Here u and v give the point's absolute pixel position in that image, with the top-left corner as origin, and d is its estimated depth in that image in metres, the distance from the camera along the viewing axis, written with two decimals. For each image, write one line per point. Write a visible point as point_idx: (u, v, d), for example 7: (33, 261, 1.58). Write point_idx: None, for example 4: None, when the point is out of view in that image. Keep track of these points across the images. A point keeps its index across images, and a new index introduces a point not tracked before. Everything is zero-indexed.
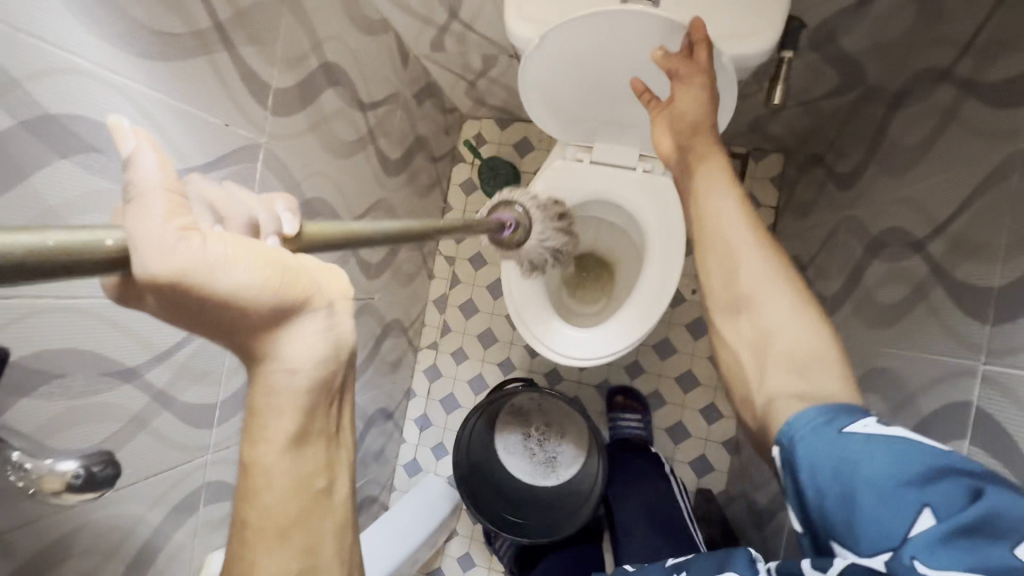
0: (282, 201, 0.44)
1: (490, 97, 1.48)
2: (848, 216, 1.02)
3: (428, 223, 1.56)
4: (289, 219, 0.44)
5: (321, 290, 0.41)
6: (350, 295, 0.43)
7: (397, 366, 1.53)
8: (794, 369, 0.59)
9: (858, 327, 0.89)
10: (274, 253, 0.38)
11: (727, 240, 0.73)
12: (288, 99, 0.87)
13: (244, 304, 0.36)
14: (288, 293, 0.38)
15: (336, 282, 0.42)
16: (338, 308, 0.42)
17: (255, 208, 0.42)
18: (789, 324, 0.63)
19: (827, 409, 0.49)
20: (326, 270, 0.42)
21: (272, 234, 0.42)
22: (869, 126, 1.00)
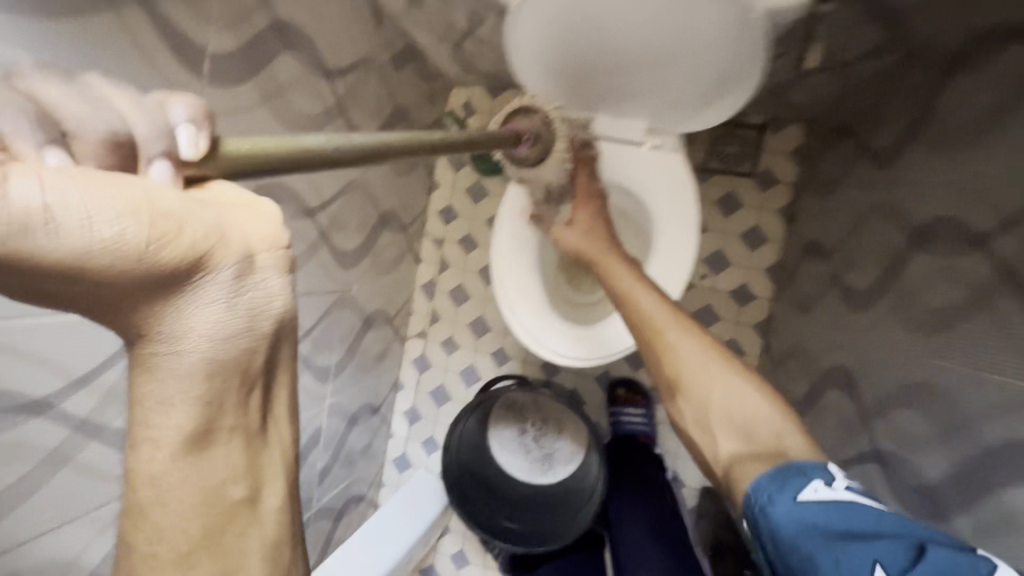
0: (179, 105, 0.32)
1: (479, 62, 1.33)
2: (882, 198, 0.89)
3: (413, 204, 1.43)
4: (191, 138, 0.32)
5: (229, 238, 0.32)
6: (274, 245, 0.35)
7: (382, 357, 1.43)
8: (746, 441, 0.65)
9: (895, 330, 0.78)
10: (154, 190, 0.29)
11: (655, 327, 0.80)
12: (231, 66, 0.73)
13: (104, 263, 0.28)
14: (172, 246, 0.29)
15: (255, 226, 0.34)
16: (257, 261, 0.34)
17: (128, 116, 0.30)
18: (734, 396, 0.69)
19: (782, 468, 0.56)
20: (244, 209, 0.34)
21: (158, 156, 0.30)
22: (914, 95, 0.85)
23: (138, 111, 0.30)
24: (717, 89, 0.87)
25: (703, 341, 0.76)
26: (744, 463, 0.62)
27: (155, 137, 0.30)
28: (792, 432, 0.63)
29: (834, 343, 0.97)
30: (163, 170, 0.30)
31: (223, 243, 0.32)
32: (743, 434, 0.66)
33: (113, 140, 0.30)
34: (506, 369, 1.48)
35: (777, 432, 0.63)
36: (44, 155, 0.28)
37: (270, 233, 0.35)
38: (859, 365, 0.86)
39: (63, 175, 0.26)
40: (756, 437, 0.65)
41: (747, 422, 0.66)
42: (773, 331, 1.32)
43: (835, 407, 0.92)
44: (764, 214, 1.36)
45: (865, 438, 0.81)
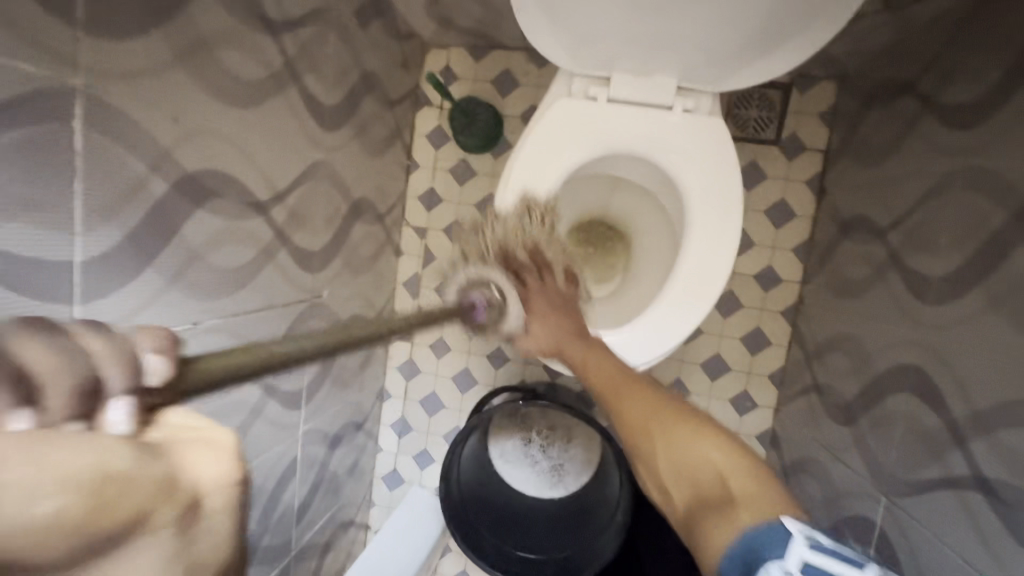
0: (146, 334, 0.24)
1: (459, 16, 1.12)
2: (966, 164, 0.74)
3: (389, 188, 1.23)
4: (155, 366, 0.24)
5: (178, 487, 0.24)
6: (235, 483, 0.27)
7: (364, 367, 1.25)
8: (704, 502, 0.50)
9: (999, 327, 0.63)
10: (104, 448, 0.21)
11: (608, 388, 0.63)
12: (122, 6, 0.52)
13: (15, 557, 0.19)
14: (119, 508, 0.21)
15: (207, 465, 0.26)
16: (202, 506, 0.25)
17: (101, 363, 0.22)
18: (694, 452, 0.53)
19: (743, 540, 0.43)
20: (195, 443, 0.27)
21: (122, 394, 0.23)
22: (1014, 33, 0.68)
23: (111, 354, 0.22)
24: (792, 21, 0.72)
25: (646, 394, 0.61)
26: (703, 516, 0.49)
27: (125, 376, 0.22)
28: (738, 472, 0.50)
29: (898, 339, 0.83)
30: (125, 409, 0.23)
31: (172, 495, 0.24)
32: (692, 485, 0.52)
33: (83, 387, 0.21)
34: (505, 372, 1.32)
35: (721, 472, 0.50)
36: (8, 418, 0.19)
37: (227, 468, 0.27)
38: (945, 368, 0.71)
39: (13, 443, 0.19)
40: (705, 484, 0.51)
41: (698, 472, 0.52)
42: (804, 318, 1.18)
43: (905, 415, 0.78)
44: (791, 186, 1.20)
45: (958, 458, 0.67)
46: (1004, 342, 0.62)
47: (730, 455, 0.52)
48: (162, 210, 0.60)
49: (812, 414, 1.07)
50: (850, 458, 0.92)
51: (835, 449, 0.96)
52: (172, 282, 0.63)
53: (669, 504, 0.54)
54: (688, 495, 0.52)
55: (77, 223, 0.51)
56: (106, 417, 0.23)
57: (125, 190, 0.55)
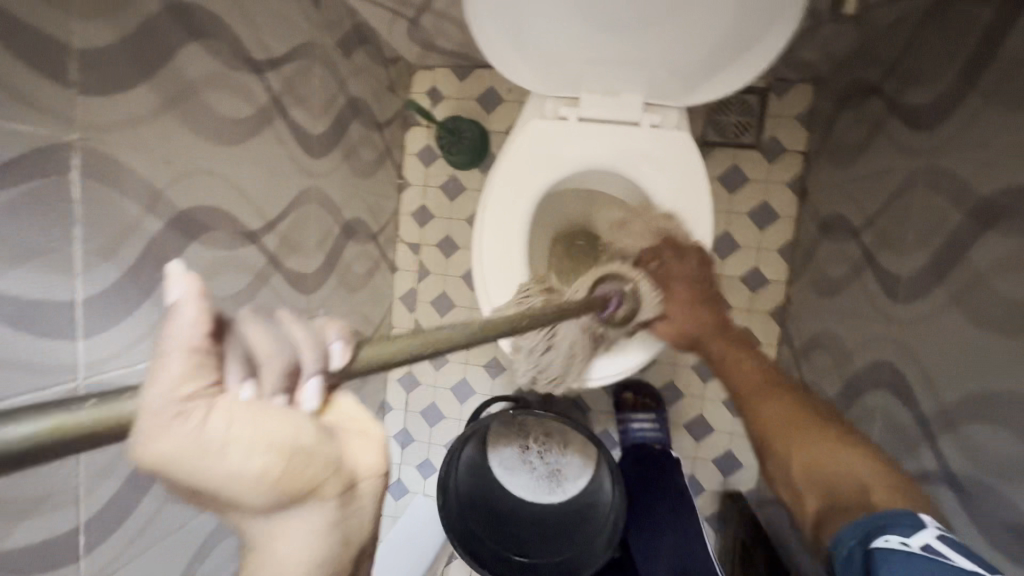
0: (332, 330, 0.32)
1: (440, 40, 1.17)
2: (926, 167, 0.76)
3: (381, 207, 1.27)
4: (338, 354, 0.32)
5: (342, 469, 0.31)
6: (378, 472, 0.34)
7: (364, 382, 1.29)
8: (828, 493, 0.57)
9: (961, 324, 0.65)
10: (298, 425, 0.28)
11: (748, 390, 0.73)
12: (111, 63, 0.56)
13: (237, 492, 0.27)
14: (303, 473, 0.28)
15: (364, 455, 0.33)
16: (358, 488, 0.33)
17: (299, 344, 0.29)
18: (826, 456, 0.60)
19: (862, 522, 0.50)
20: (359, 433, 0.34)
21: (316, 372, 0.30)
22: (962, 39, 0.70)
23: (307, 339, 0.29)
24: (743, 37, 0.75)
25: (787, 404, 0.68)
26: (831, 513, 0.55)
27: (316, 354, 0.30)
28: (881, 487, 0.55)
29: (874, 337, 0.85)
30: (315, 387, 0.30)
31: (338, 469, 0.31)
32: (826, 489, 0.58)
33: (288, 369, 0.28)
34: (502, 382, 1.35)
35: (863, 484, 0.56)
36: (239, 387, 0.27)
37: (376, 463, 0.34)
38: (914, 366, 0.73)
39: (243, 409, 0.26)
40: (838, 488, 0.57)
41: (833, 478, 0.58)
42: (791, 318, 1.19)
43: (881, 411, 0.80)
44: (773, 188, 1.22)
45: (928, 453, 0.69)
46: (966, 340, 0.64)
47: (873, 469, 0.57)
48: (157, 247, 0.65)
49: None
50: None
51: None
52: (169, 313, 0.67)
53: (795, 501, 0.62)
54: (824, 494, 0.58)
55: (77, 265, 0.55)
56: (302, 394, 0.30)
57: (121, 232, 0.59)
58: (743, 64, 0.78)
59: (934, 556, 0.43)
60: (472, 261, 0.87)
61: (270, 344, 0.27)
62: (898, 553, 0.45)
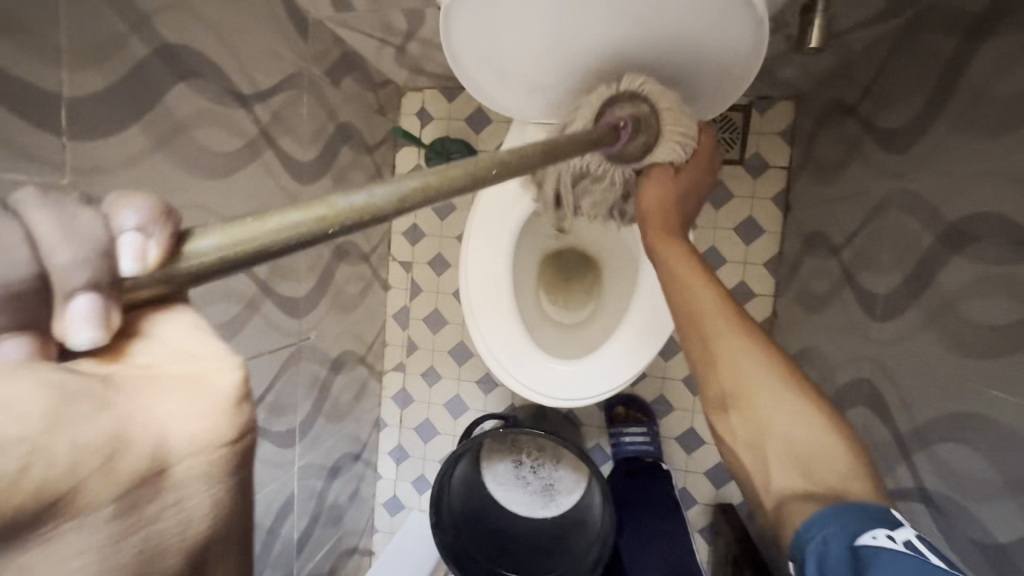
0: (126, 212, 0.23)
1: (428, 64, 1.19)
2: (898, 188, 0.78)
3: (372, 227, 1.29)
4: (138, 246, 0.22)
5: (135, 441, 0.19)
6: (228, 440, 0.21)
7: (357, 400, 1.30)
8: (800, 468, 0.49)
9: (933, 344, 0.67)
10: (20, 393, 0.17)
11: (708, 316, 0.57)
12: (101, 109, 0.58)
13: None
14: (13, 494, 0.16)
15: (189, 417, 0.20)
16: (172, 470, 0.19)
17: (53, 238, 0.20)
18: (798, 425, 0.50)
19: (845, 511, 0.43)
20: (176, 378, 0.21)
21: (83, 288, 0.20)
22: (929, 66, 0.73)
23: (65, 230, 0.20)
24: (717, 71, 0.77)
25: (771, 354, 0.53)
26: (799, 502, 0.47)
27: (81, 267, 0.20)
28: (852, 469, 0.47)
29: (854, 353, 0.86)
30: (88, 306, 0.20)
31: (138, 439, 0.19)
32: (802, 467, 0.49)
33: (20, 286, 0.20)
34: (495, 397, 1.37)
35: (840, 465, 0.48)
36: None
37: (210, 426, 0.21)
38: (891, 383, 0.75)
39: None
40: (817, 468, 0.48)
41: (810, 453, 0.49)
42: (778, 331, 1.21)
43: (862, 427, 0.81)
44: (757, 203, 1.24)
45: (905, 470, 0.70)
46: (939, 360, 0.65)
47: (853, 456, 0.48)
48: None
49: None
50: None
51: None
52: None
53: (760, 468, 0.51)
54: (795, 475, 0.49)
55: None
56: (66, 321, 0.20)
57: None
58: (718, 93, 0.82)
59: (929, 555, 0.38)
60: (460, 282, 0.94)
61: None
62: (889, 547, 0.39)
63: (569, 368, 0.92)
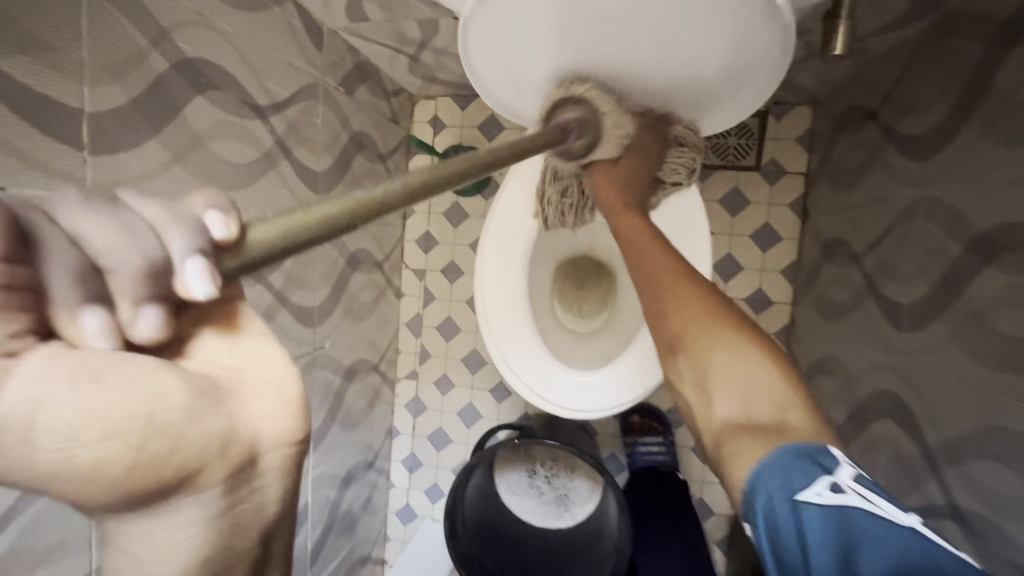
0: (198, 201, 0.24)
1: (441, 73, 1.19)
2: (923, 196, 0.76)
3: (385, 235, 1.29)
4: (222, 223, 0.24)
5: (231, 445, 0.25)
6: (290, 443, 0.28)
7: (370, 409, 1.30)
8: (738, 398, 0.51)
9: (961, 356, 0.65)
10: (154, 401, 0.22)
11: (662, 275, 0.64)
12: (121, 123, 0.59)
13: (72, 491, 0.21)
14: (169, 463, 0.23)
15: (270, 420, 0.28)
16: (260, 462, 0.27)
17: (165, 229, 0.22)
18: (735, 363, 0.53)
19: (784, 459, 0.42)
20: (251, 381, 0.28)
21: (190, 254, 0.22)
22: (955, 72, 0.71)
23: (165, 216, 0.22)
24: (733, 81, 0.75)
25: (708, 303, 0.59)
26: (745, 436, 0.48)
27: (183, 235, 0.22)
28: (795, 401, 0.49)
29: (878, 364, 0.84)
30: (199, 269, 0.22)
31: (239, 434, 0.26)
32: (742, 399, 0.51)
33: (155, 269, 0.21)
34: (508, 405, 1.36)
35: (777, 398, 0.49)
36: (78, 315, 0.20)
37: (283, 427, 0.28)
38: (917, 396, 0.73)
39: (74, 365, 0.20)
40: (755, 398, 0.50)
41: (745, 382, 0.51)
42: (796, 340, 1.19)
43: (887, 440, 0.79)
44: (774, 210, 1.22)
45: (934, 486, 0.68)
46: (969, 374, 0.63)
47: (787, 388, 0.50)
48: None
49: None
50: None
51: None
52: None
53: (705, 407, 0.54)
54: (734, 409, 0.51)
55: None
56: (183, 279, 0.22)
57: None
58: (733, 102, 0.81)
59: (867, 506, 0.36)
60: (474, 292, 0.94)
61: (110, 234, 0.20)
62: (825, 505, 0.37)
63: (585, 380, 0.91)
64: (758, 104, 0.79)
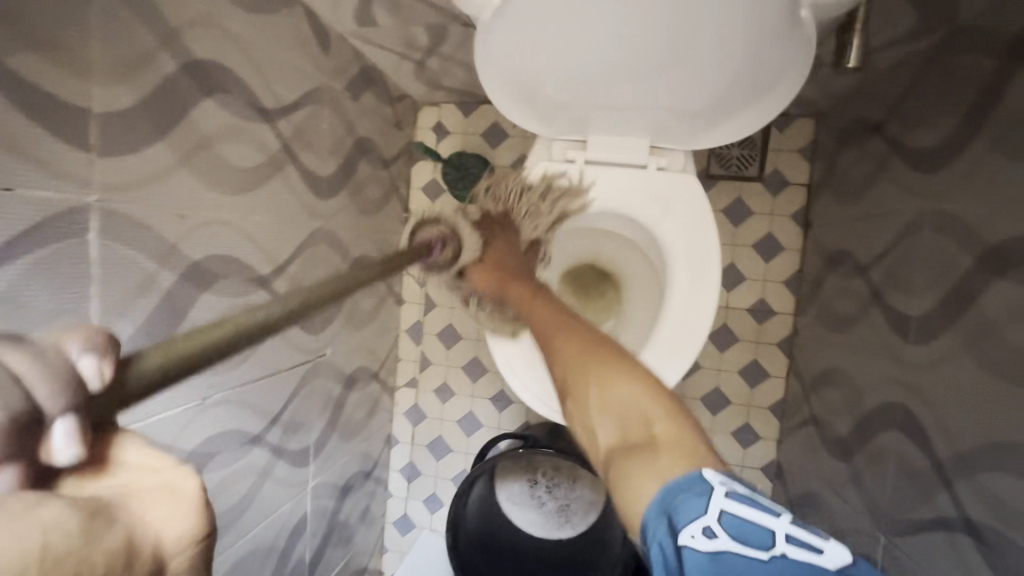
0: (74, 341, 0.22)
1: (446, 79, 1.19)
2: (930, 208, 0.77)
3: (387, 241, 1.28)
4: (98, 367, 0.22)
5: (136, 557, 0.22)
6: (197, 535, 0.25)
7: (369, 417, 1.28)
8: (617, 423, 0.52)
9: (973, 369, 0.65)
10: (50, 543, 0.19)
11: (550, 327, 0.68)
12: (129, 124, 0.57)
13: None
14: None
15: (172, 520, 0.24)
16: (165, 567, 0.24)
17: (35, 379, 0.20)
18: (609, 391, 0.55)
19: (664, 492, 0.42)
20: (149, 492, 0.24)
21: (64, 414, 0.20)
22: (960, 87, 0.72)
23: (37, 363, 0.20)
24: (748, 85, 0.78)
25: (588, 341, 0.63)
26: (623, 456, 0.49)
27: (59, 394, 0.20)
28: (662, 414, 0.51)
29: (886, 376, 0.84)
30: (66, 434, 0.20)
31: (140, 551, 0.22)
32: (618, 421, 0.52)
33: (19, 427, 0.19)
34: (508, 414, 1.35)
35: (646, 414, 0.51)
36: None
37: (188, 526, 0.25)
38: (927, 407, 0.73)
39: None
40: (629, 421, 0.52)
41: (619, 408, 0.53)
42: (798, 350, 1.19)
43: (895, 452, 0.79)
44: (777, 220, 1.23)
45: (946, 498, 0.68)
46: (981, 386, 0.63)
47: (659, 404, 0.52)
48: (171, 299, 0.64)
49: (812, 447, 1.08)
50: (848, 493, 0.92)
51: (834, 483, 0.97)
52: None
53: (591, 439, 0.55)
54: (614, 435, 0.52)
55: (91, 320, 0.55)
56: (49, 443, 0.20)
57: (136, 289, 0.59)
58: (759, 106, 0.82)
59: (739, 547, 0.37)
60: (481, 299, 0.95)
61: None
62: (703, 551, 0.38)
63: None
64: (775, 111, 0.81)
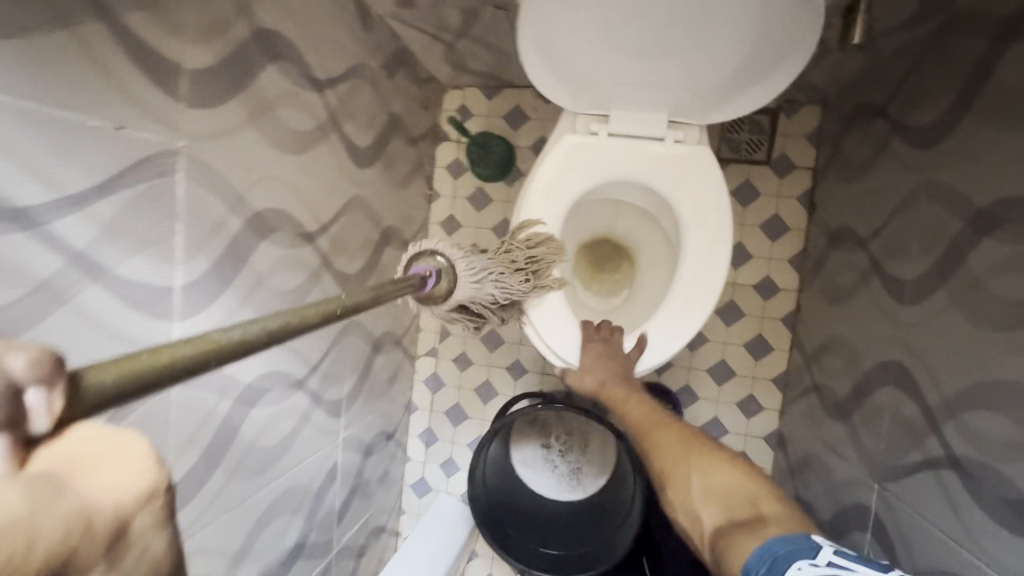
0: (17, 360, 0.24)
1: (472, 62, 1.25)
2: (928, 181, 0.82)
3: (413, 215, 1.35)
4: (42, 403, 0.25)
5: (96, 518, 0.26)
6: (154, 492, 0.29)
7: (393, 382, 1.35)
8: (721, 501, 0.60)
9: (962, 322, 0.72)
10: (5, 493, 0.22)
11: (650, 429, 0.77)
12: (211, 83, 0.64)
13: None
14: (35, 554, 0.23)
15: (129, 476, 0.28)
16: (133, 520, 0.28)
17: None
18: (710, 475, 0.64)
19: (771, 546, 0.50)
20: (102, 455, 0.28)
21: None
22: (956, 68, 0.79)
23: None
24: (760, 64, 0.85)
25: (687, 436, 0.72)
26: (729, 530, 0.56)
27: None
28: (765, 498, 0.59)
29: (883, 338, 0.90)
30: (1, 449, 0.24)
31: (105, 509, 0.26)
32: (723, 504, 0.60)
33: None
34: (523, 383, 1.42)
35: (751, 497, 0.59)
36: None
37: (147, 481, 0.29)
38: (919, 360, 0.79)
39: None
40: (733, 502, 0.60)
41: (725, 492, 0.61)
42: (802, 324, 1.26)
43: (890, 407, 0.86)
44: (784, 201, 1.29)
45: (933, 442, 0.74)
46: (969, 338, 0.69)
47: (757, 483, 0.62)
48: (237, 244, 0.72)
49: (812, 413, 1.15)
50: (845, 450, 0.99)
51: (832, 443, 1.04)
52: (243, 303, 0.74)
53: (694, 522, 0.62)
54: (717, 516, 0.59)
55: (177, 255, 0.62)
56: None
57: (210, 228, 0.66)
58: (770, 78, 0.88)
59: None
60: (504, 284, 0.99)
61: None
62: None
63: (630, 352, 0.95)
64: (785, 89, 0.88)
